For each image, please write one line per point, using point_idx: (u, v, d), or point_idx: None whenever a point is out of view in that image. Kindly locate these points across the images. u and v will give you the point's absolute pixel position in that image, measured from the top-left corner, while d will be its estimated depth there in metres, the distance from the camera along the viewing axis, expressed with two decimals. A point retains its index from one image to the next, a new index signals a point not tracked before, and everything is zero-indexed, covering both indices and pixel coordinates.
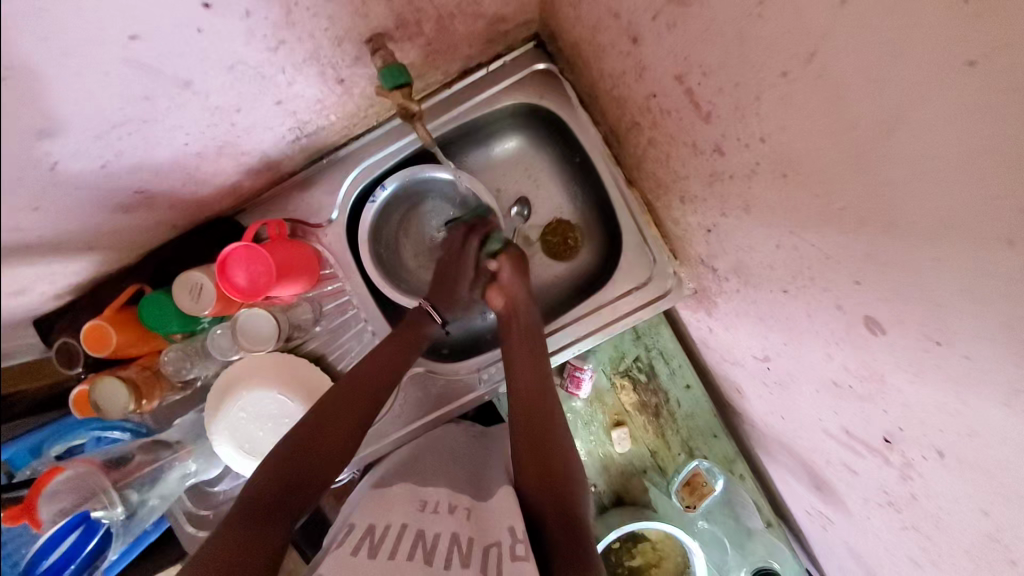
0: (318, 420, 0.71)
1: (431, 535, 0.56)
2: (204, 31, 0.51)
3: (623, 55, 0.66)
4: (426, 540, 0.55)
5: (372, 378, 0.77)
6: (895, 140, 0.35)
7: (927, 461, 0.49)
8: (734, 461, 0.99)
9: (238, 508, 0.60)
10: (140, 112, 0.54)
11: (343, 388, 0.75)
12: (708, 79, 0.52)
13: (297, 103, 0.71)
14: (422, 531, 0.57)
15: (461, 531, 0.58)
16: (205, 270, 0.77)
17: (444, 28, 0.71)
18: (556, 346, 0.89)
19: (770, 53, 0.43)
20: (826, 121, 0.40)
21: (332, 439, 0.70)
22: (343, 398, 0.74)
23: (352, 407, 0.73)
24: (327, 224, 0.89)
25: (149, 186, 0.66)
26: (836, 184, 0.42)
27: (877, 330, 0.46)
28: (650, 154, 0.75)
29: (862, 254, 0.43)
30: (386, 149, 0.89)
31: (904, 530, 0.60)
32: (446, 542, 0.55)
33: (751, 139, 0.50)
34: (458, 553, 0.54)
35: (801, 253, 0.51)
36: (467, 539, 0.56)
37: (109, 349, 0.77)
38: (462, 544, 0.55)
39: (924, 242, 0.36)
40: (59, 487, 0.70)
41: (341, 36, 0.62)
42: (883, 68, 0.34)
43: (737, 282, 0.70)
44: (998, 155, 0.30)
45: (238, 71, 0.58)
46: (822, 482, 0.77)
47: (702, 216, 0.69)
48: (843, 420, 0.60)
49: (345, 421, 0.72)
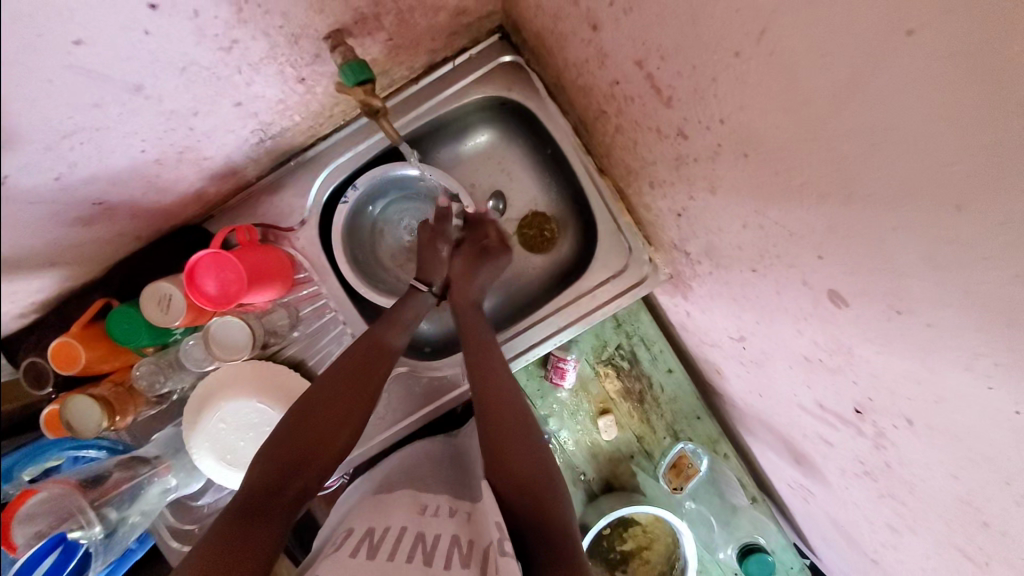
0: (306, 420, 0.69)
1: (431, 537, 0.56)
2: (152, 33, 0.49)
3: (584, 43, 0.66)
4: (426, 542, 0.55)
5: (360, 374, 0.76)
6: (846, 113, 0.36)
7: (897, 430, 0.51)
8: (718, 442, 1.01)
9: (227, 514, 0.59)
10: (91, 120, 0.52)
11: (331, 387, 0.73)
12: (666, 63, 0.53)
13: (258, 104, 0.69)
14: (422, 533, 0.57)
15: (461, 533, 0.57)
16: (173, 280, 0.76)
17: (405, 22, 0.70)
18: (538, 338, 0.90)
19: (722, 34, 0.43)
20: (779, 98, 0.41)
21: (321, 439, 0.68)
22: (332, 395, 0.72)
23: (342, 405, 0.72)
24: (299, 227, 0.88)
25: (109, 196, 0.64)
26: (794, 161, 0.43)
27: (841, 303, 0.47)
28: (618, 141, 0.75)
29: (822, 229, 0.44)
30: (355, 148, 0.88)
31: (880, 498, 0.62)
32: (446, 543, 0.55)
33: (711, 121, 0.50)
34: (458, 554, 0.53)
35: (766, 231, 0.52)
36: (468, 542, 0.56)
37: (79, 367, 0.75)
38: (464, 546, 0.55)
39: (881, 213, 0.37)
40: (33, 510, 0.68)
41: (297, 33, 0.61)
42: (829, 42, 0.34)
43: (709, 265, 0.71)
44: (940, 124, 0.30)
45: (191, 73, 0.57)
46: (801, 455, 0.79)
47: (671, 201, 0.69)
48: (816, 394, 0.62)
49: (334, 420, 0.70)
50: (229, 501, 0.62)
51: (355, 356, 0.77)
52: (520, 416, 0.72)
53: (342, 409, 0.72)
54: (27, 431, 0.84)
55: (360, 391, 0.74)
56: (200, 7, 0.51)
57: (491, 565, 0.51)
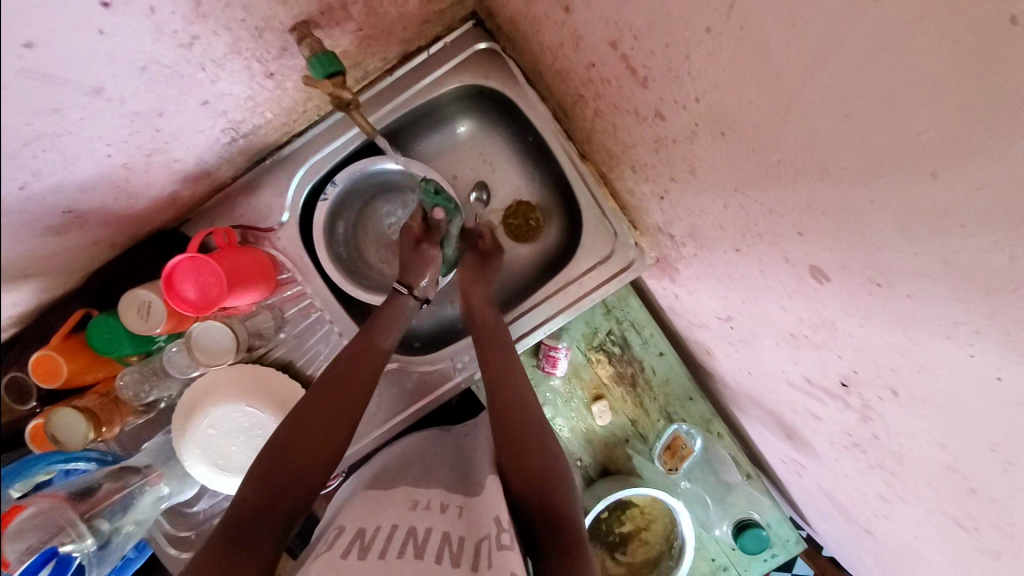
0: (292, 431, 0.68)
1: (421, 531, 0.57)
2: (107, 33, 0.47)
3: (558, 25, 0.64)
4: (417, 536, 0.56)
5: (348, 377, 0.75)
6: (817, 84, 0.35)
7: (882, 401, 0.51)
8: (712, 421, 1.01)
9: (217, 535, 0.58)
10: (52, 126, 0.50)
11: (322, 392, 0.72)
12: (640, 43, 0.52)
13: (226, 102, 0.67)
14: (413, 528, 0.58)
15: (452, 529, 0.58)
16: (152, 287, 0.74)
17: (374, 11, 0.68)
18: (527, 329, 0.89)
19: (692, 10, 0.42)
20: (753, 74, 0.40)
21: (306, 450, 0.67)
22: (317, 406, 0.71)
23: (327, 415, 0.70)
24: (279, 227, 0.86)
25: (78, 204, 0.63)
26: (770, 138, 0.42)
27: (822, 279, 0.47)
28: (598, 125, 0.74)
29: (801, 206, 0.44)
30: (332, 143, 0.86)
31: (870, 468, 0.62)
32: (437, 540, 0.56)
33: (687, 100, 0.50)
34: (450, 550, 0.55)
35: (746, 210, 0.52)
36: (459, 539, 0.57)
37: (62, 379, 0.74)
38: (454, 542, 0.56)
39: (857, 186, 0.37)
40: (23, 524, 0.66)
41: (261, 26, 0.59)
42: (798, 16, 0.34)
43: (694, 246, 0.71)
44: (907, 93, 0.30)
45: (153, 72, 0.55)
46: (792, 432, 0.80)
47: (654, 183, 0.69)
48: (804, 370, 0.62)
49: (328, 423, 0.70)
50: (222, 518, 0.60)
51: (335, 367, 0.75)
52: (512, 408, 0.74)
53: (329, 417, 0.70)
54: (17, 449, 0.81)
55: (345, 400, 0.72)
56: (155, 3, 0.49)
57: (488, 559, 0.53)
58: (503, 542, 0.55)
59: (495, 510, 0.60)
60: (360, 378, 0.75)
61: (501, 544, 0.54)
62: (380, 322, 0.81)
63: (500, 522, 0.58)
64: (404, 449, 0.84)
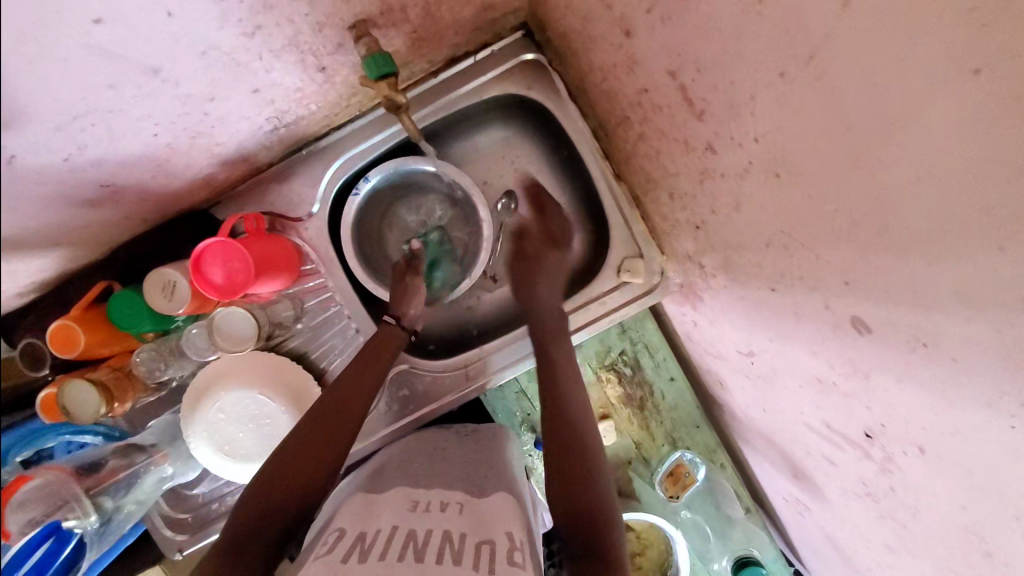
0: (295, 444, 0.68)
1: (422, 533, 0.58)
2: (175, 15, 0.48)
3: (614, 47, 0.65)
4: (418, 538, 0.57)
5: (347, 389, 0.75)
6: (890, 142, 0.35)
7: (906, 456, 0.51)
8: (716, 452, 1.02)
9: (220, 547, 0.59)
10: (105, 102, 0.51)
11: (323, 404, 0.73)
12: (702, 76, 0.52)
13: (275, 92, 0.67)
14: (413, 530, 0.59)
15: (452, 529, 0.60)
16: (179, 267, 0.74)
17: (431, 14, 0.68)
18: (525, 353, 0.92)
19: (766, 52, 0.42)
20: (820, 122, 0.40)
21: (307, 465, 0.67)
22: (319, 421, 0.71)
23: (328, 429, 0.71)
24: (307, 218, 0.86)
25: (117, 179, 0.63)
26: (830, 186, 0.42)
27: (863, 330, 0.47)
28: (639, 149, 0.74)
29: (852, 257, 0.43)
30: (369, 140, 0.86)
31: (880, 519, 0.62)
32: (438, 539, 0.57)
33: (744, 138, 0.50)
34: (450, 549, 0.56)
35: (790, 252, 0.52)
36: (460, 536, 0.59)
37: (78, 350, 0.73)
38: (455, 541, 0.57)
39: (915, 245, 0.37)
40: (29, 492, 0.63)
41: (322, 21, 0.60)
42: (879, 72, 0.34)
43: (724, 279, 0.70)
44: (985, 162, 0.30)
45: (212, 57, 0.55)
46: (800, 472, 0.79)
47: (690, 213, 0.69)
48: (825, 415, 0.62)
49: (325, 435, 0.70)
50: (222, 534, 0.61)
51: (339, 381, 0.76)
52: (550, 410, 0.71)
53: (331, 431, 0.70)
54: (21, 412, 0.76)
55: (346, 417, 0.72)
56: None
57: (489, 564, 0.54)
58: (512, 559, 0.56)
59: (506, 527, 0.62)
60: (359, 390, 0.76)
61: (510, 560, 0.56)
62: (369, 352, 0.80)
63: (512, 538, 0.59)
64: (410, 446, 0.84)
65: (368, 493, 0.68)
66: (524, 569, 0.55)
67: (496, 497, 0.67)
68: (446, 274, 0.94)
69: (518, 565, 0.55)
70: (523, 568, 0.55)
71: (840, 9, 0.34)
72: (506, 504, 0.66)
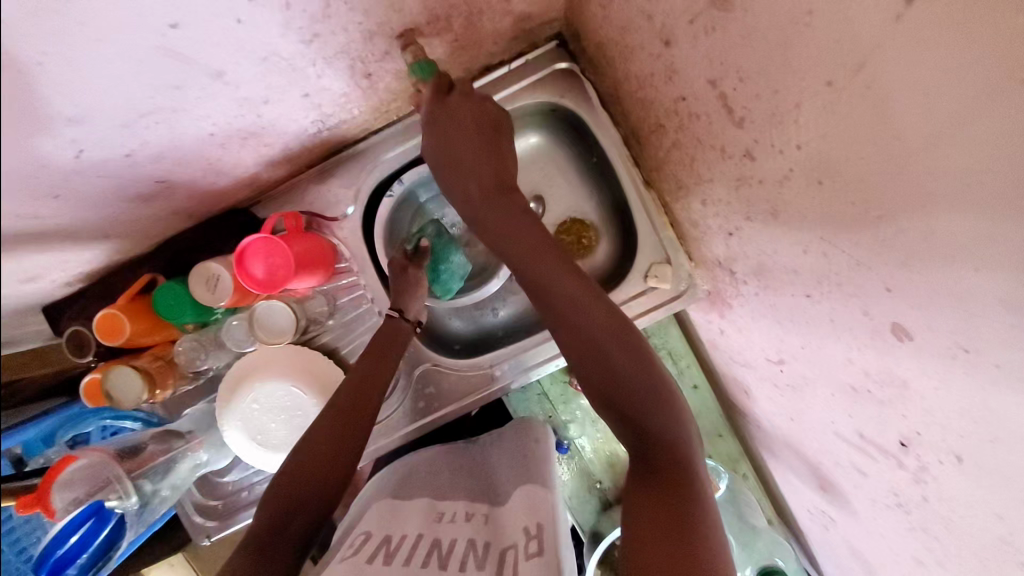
0: (311, 444, 0.69)
1: (446, 543, 0.60)
2: (243, 22, 0.51)
3: (653, 56, 0.66)
4: (442, 547, 0.59)
5: (368, 385, 0.76)
6: (939, 152, 0.36)
7: (942, 466, 0.51)
8: (738, 461, 1.05)
9: (248, 538, 0.61)
10: (169, 102, 0.54)
11: (341, 408, 0.73)
12: (744, 85, 0.53)
13: (324, 96, 0.70)
14: (438, 539, 0.61)
15: (477, 537, 0.62)
16: (223, 261, 0.78)
17: (473, 24, 0.71)
18: (547, 356, 0.93)
19: (814, 63, 0.43)
20: (867, 133, 0.41)
21: (324, 473, 0.68)
22: (333, 420, 0.72)
23: (343, 429, 0.71)
24: (343, 218, 0.89)
25: (171, 175, 0.66)
26: (875, 194, 0.43)
27: (904, 337, 0.47)
28: (673, 156, 0.75)
29: (895, 263, 0.44)
30: (405, 143, 0.88)
31: (910, 531, 0.62)
32: (461, 548, 0.59)
33: (786, 145, 0.50)
34: (474, 558, 0.58)
35: (829, 259, 0.52)
36: (484, 545, 0.60)
37: (123, 339, 0.75)
38: (479, 550, 0.59)
39: (960, 254, 0.37)
40: (73, 474, 0.67)
41: (373, 30, 0.62)
42: (931, 83, 0.34)
43: (756, 285, 0.71)
44: None
45: (271, 63, 0.58)
46: (827, 483, 0.79)
47: (723, 219, 0.70)
48: (858, 424, 0.61)
49: (343, 431, 0.71)
50: (250, 526, 0.63)
51: (353, 377, 0.76)
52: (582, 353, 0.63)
53: (346, 429, 0.71)
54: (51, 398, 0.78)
55: (360, 419, 0.73)
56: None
57: (513, 567, 0.54)
58: (529, 551, 0.56)
59: (523, 522, 0.61)
60: (378, 386, 0.76)
61: (527, 553, 0.55)
62: (380, 348, 0.80)
63: (528, 531, 0.59)
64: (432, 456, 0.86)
65: (394, 498, 0.72)
66: (541, 557, 0.54)
67: (516, 498, 0.66)
68: (456, 267, 0.94)
69: (535, 555, 0.55)
70: (541, 556, 0.54)
71: (892, 22, 0.35)
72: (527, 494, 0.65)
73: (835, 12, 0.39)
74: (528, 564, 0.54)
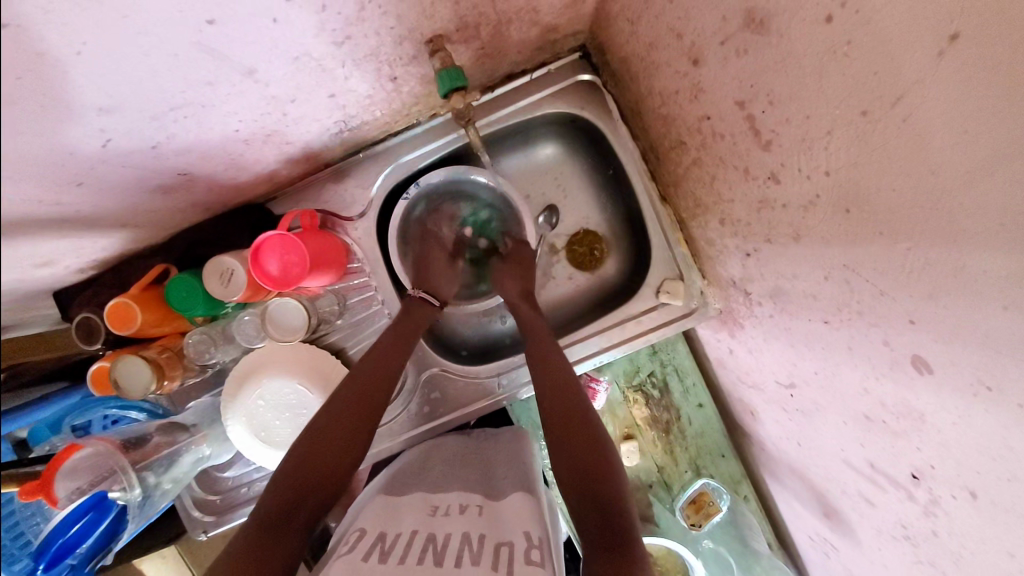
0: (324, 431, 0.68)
1: (441, 537, 0.61)
2: (279, 22, 0.51)
3: (679, 74, 0.67)
4: (437, 543, 0.59)
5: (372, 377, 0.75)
6: (976, 191, 0.35)
7: (955, 500, 0.50)
8: (740, 482, 1.04)
9: (253, 526, 0.60)
10: (200, 97, 0.54)
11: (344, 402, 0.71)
12: (774, 108, 0.53)
13: (349, 98, 0.70)
14: (432, 534, 0.61)
15: (471, 529, 0.62)
16: (237, 256, 0.78)
17: (500, 33, 0.71)
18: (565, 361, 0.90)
19: (850, 91, 0.43)
20: (901, 165, 0.40)
21: (333, 467, 0.66)
22: (345, 408, 0.71)
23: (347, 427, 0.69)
24: (358, 218, 0.89)
25: (193, 168, 0.66)
26: (904, 226, 0.42)
27: (923, 369, 0.47)
28: (692, 173, 0.75)
29: (921, 295, 0.43)
30: (424, 147, 0.89)
31: (916, 564, 0.61)
32: (457, 542, 0.59)
33: (814, 171, 0.50)
34: (469, 552, 0.57)
35: (851, 287, 0.52)
36: (478, 537, 0.60)
37: (133, 328, 0.75)
38: (474, 543, 0.59)
39: (991, 289, 0.37)
40: (77, 463, 0.68)
41: (403, 35, 0.63)
42: (969, 118, 0.34)
43: (771, 307, 0.71)
44: None
45: (301, 63, 0.59)
46: (831, 509, 0.78)
47: (742, 240, 0.70)
48: (869, 453, 0.61)
49: (343, 428, 0.69)
50: (258, 506, 0.62)
51: (366, 364, 0.76)
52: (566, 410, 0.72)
53: (358, 421, 0.70)
54: (54, 382, 0.78)
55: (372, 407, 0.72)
56: (327, 2, 0.52)
57: (508, 564, 0.55)
58: (530, 557, 0.56)
59: (523, 527, 0.62)
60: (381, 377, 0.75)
61: (528, 558, 0.56)
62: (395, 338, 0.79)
63: (530, 538, 0.60)
64: (429, 453, 0.85)
65: (390, 494, 0.71)
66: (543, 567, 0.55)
67: (513, 497, 0.68)
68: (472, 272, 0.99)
69: (535, 563, 0.55)
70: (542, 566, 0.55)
71: (934, 57, 0.35)
72: (524, 505, 0.66)
73: (875, 42, 0.39)
74: (527, 569, 0.54)
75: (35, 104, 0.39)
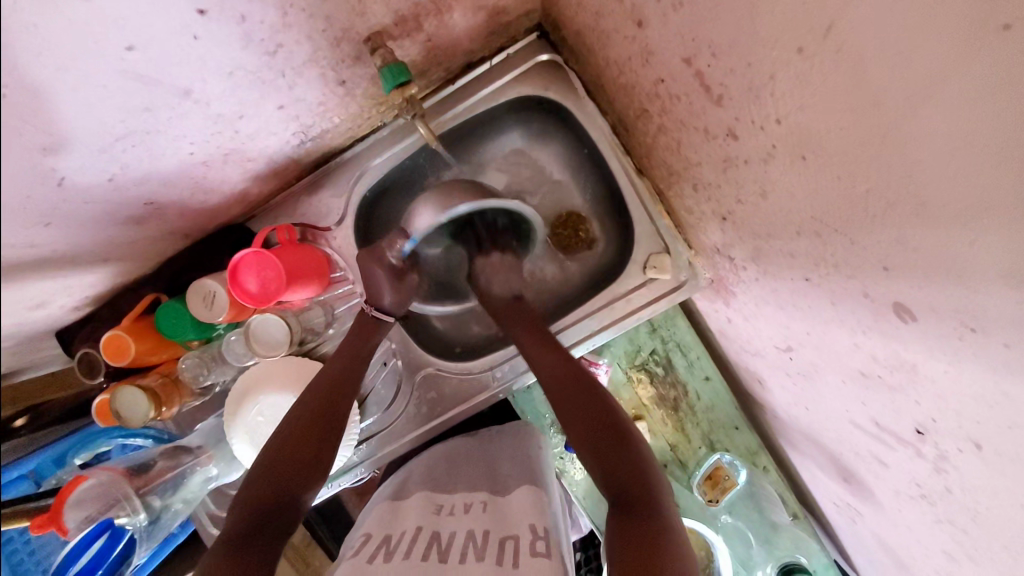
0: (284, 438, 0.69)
1: (446, 536, 0.60)
2: (200, 38, 0.51)
3: (628, 39, 0.64)
4: (441, 541, 0.59)
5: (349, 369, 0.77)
6: (922, 117, 0.33)
7: (961, 454, 0.47)
8: (757, 454, 0.98)
9: (220, 545, 0.58)
10: (142, 124, 0.55)
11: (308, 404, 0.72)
12: (718, 60, 0.50)
13: (299, 107, 0.71)
14: (436, 532, 0.61)
15: (476, 527, 0.61)
16: (218, 278, 0.79)
17: (445, 22, 0.70)
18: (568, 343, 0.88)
19: (783, 30, 0.40)
20: (844, 100, 0.38)
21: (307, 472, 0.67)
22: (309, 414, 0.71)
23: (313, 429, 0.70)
24: (335, 227, 0.89)
25: (159, 197, 0.67)
26: (858, 168, 0.40)
27: (907, 317, 0.43)
28: (660, 141, 0.72)
29: (890, 241, 0.40)
30: (392, 148, 0.88)
31: (937, 523, 0.57)
32: (461, 539, 0.58)
33: (766, 121, 0.48)
34: (473, 547, 0.57)
35: (823, 240, 0.49)
36: (484, 534, 0.59)
37: (129, 359, 0.76)
38: (478, 540, 0.58)
39: (953, 226, 0.34)
40: (83, 494, 0.69)
41: (339, 36, 0.62)
42: (902, 47, 0.32)
43: (756, 270, 0.68)
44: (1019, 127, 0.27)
45: (237, 77, 0.59)
46: (849, 474, 0.74)
47: (716, 203, 0.67)
48: (873, 412, 0.58)
49: (316, 434, 0.70)
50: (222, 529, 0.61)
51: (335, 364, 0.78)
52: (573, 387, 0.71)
53: (315, 427, 0.70)
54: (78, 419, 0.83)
55: (330, 411, 0.72)
56: (246, 12, 0.52)
57: (514, 557, 0.54)
58: (536, 549, 0.56)
59: (530, 519, 0.62)
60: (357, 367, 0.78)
61: (533, 549, 0.56)
62: (353, 345, 0.80)
63: (535, 530, 0.59)
64: (432, 452, 0.85)
65: (393, 500, 0.71)
66: (548, 558, 0.55)
67: (522, 490, 0.68)
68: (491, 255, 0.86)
69: (541, 554, 0.55)
70: (547, 556, 0.55)
71: None
72: (529, 497, 0.66)
73: None
74: (533, 561, 0.54)
75: (32, 140, 0.41)
